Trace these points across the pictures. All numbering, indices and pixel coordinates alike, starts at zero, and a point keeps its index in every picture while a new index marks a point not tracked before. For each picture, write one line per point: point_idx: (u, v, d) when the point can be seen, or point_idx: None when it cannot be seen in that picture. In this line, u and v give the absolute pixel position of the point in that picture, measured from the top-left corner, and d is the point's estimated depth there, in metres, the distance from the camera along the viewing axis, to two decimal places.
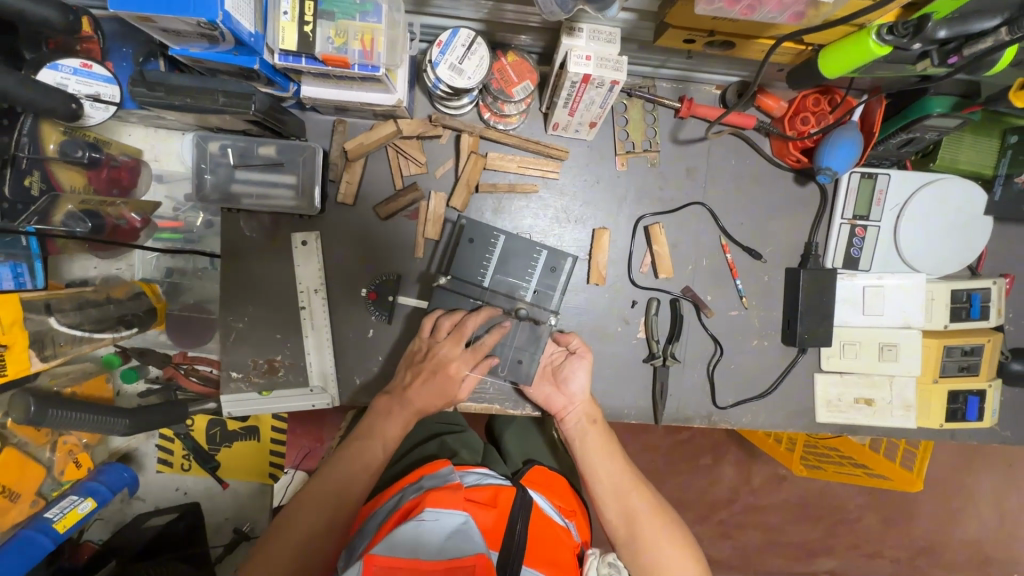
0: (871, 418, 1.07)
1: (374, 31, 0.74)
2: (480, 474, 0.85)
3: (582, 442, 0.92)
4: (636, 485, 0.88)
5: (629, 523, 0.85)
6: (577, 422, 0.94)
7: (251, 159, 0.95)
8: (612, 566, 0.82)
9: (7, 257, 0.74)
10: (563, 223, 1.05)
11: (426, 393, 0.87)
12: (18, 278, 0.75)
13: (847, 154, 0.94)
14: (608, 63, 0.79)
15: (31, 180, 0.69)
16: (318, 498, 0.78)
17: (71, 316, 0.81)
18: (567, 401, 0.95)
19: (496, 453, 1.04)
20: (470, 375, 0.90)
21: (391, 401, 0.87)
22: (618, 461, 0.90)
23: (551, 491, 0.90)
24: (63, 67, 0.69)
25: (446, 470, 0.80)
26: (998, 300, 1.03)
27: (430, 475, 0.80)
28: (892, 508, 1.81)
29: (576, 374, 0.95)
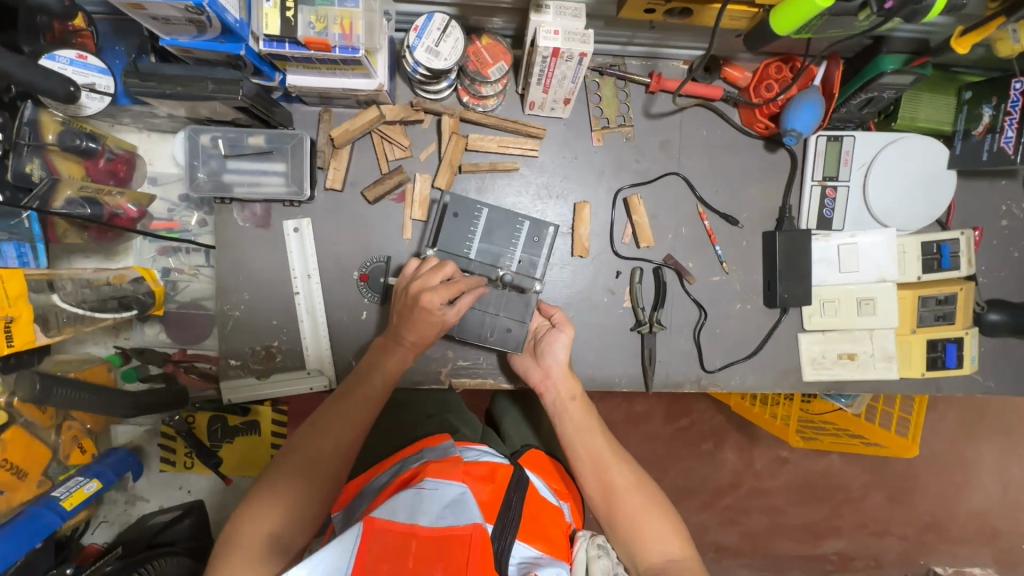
0: (856, 372, 1.11)
1: (352, 15, 0.78)
2: (480, 451, 0.83)
3: (560, 417, 0.92)
4: (615, 457, 0.86)
5: (607, 497, 0.83)
6: (556, 396, 0.94)
7: (241, 148, 0.98)
8: (601, 548, 0.77)
9: (8, 236, 0.78)
10: (545, 199, 1.09)
11: (413, 328, 0.86)
12: (21, 257, 0.79)
13: (811, 114, 0.98)
14: (575, 36, 0.84)
15: (32, 167, 0.73)
16: (320, 434, 0.77)
17: (76, 294, 0.84)
18: (545, 372, 0.96)
19: (495, 435, 1.07)
20: (450, 310, 0.87)
21: (387, 340, 0.89)
22: (596, 435, 0.89)
23: (545, 473, 0.87)
24: (60, 58, 0.73)
25: (447, 443, 0.79)
26: (966, 250, 1.08)
27: (430, 448, 0.78)
28: (893, 480, 1.82)
29: (555, 346, 0.95)
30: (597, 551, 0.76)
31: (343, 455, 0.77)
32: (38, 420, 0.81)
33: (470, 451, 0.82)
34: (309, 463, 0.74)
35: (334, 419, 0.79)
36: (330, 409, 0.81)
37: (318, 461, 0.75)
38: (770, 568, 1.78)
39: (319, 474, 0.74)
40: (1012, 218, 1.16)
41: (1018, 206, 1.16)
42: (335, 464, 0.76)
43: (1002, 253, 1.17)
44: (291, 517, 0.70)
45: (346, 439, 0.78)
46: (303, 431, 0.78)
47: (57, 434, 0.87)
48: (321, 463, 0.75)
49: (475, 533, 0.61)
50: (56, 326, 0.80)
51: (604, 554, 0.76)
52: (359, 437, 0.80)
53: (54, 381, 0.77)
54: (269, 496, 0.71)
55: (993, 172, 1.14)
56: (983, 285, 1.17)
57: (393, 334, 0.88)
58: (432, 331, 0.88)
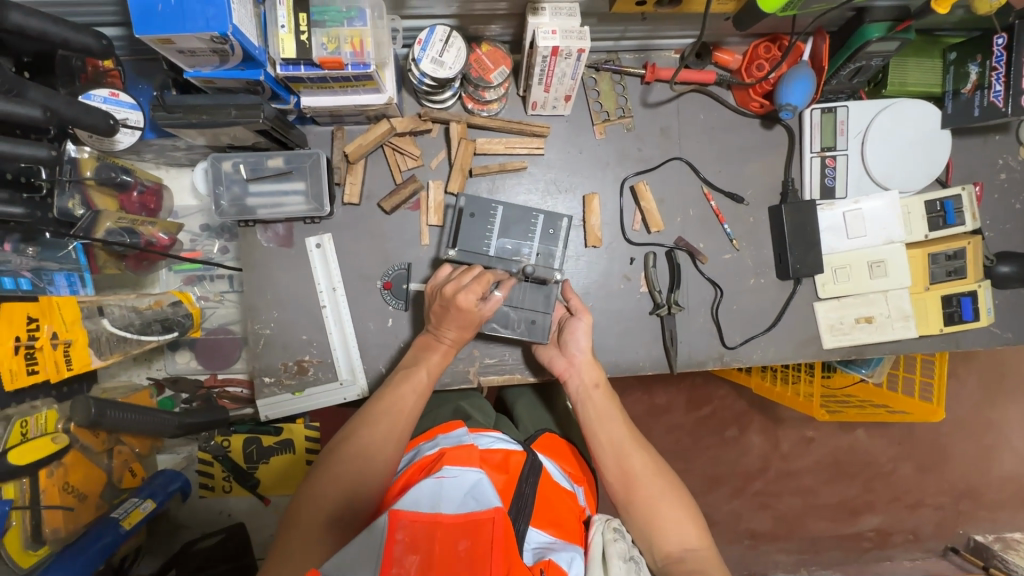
0: (875, 334, 1.13)
1: (361, 33, 0.82)
2: (494, 437, 0.77)
3: (583, 403, 0.93)
4: (636, 445, 0.86)
5: (626, 483, 0.82)
6: (580, 383, 0.95)
7: (262, 171, 1.02)
8: (618, 531, 0.71)
9: (61, 267, 0.84)
10: (554, 194, 1.13)
11: (453, 324, 0.92)
12: (72, 285, 0.86)
13: (803, 90, 1.02)
14: (572, 34, 0.88)
15: (72, 202, 0.79)
16: (371, 417, 0.79)
17: (125, 317, 0.88)
18: (570, 360, 0.98)
19: (509, 420, 1.07)
20: (485, 303, 0.92)
21: (429, 338, 0.95)
22: (618, 422, 0.89)
23: (559, 455, 0.86)
24: (96, 96, 0.79)
25: (460, 431, 0.75)
26: (970, 205, 1.09)
27: (445, 435, 0.76)
28: (924, 448, 1.81)
29: (576, 334, 0.98)
30: (614, 535, 0.70)
31: (394, 442, 0.78)
32: (92, 444, 0.86)
33: (483, 437, 0.78)
34: (361, 448, 0.75)
35: (384, 409, 0.81)
36: (380, 400, 0.83)
37: (370, 447, 0.75)
38: (808, 550, 1.76)
39: (371, 459, 0.74)
40: (1010, 171, 1.19)
41: (1015, 159, 1.18)
42: (387, 449, 0.76)
43: (1005, 206, 1.19)
44: (347, 500, 0.70)
45: (396, 427, 0.79)
46: (355, 421, 0.80)
47: (110, 458, 0.92)
48: (373, 449, 0.75)
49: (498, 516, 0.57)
50: (108, 351, 0.83)
51: (620, 537, 0.70)
52: (408, 426, 0.81)
53: (107, 405, 0.82)
54: (324, 479, 0.72)
55: (985, 128, 1.18)
56: (989, 239, 1.19)
57: (434, 333, 0.94)
58: (469, 328, 0.92)
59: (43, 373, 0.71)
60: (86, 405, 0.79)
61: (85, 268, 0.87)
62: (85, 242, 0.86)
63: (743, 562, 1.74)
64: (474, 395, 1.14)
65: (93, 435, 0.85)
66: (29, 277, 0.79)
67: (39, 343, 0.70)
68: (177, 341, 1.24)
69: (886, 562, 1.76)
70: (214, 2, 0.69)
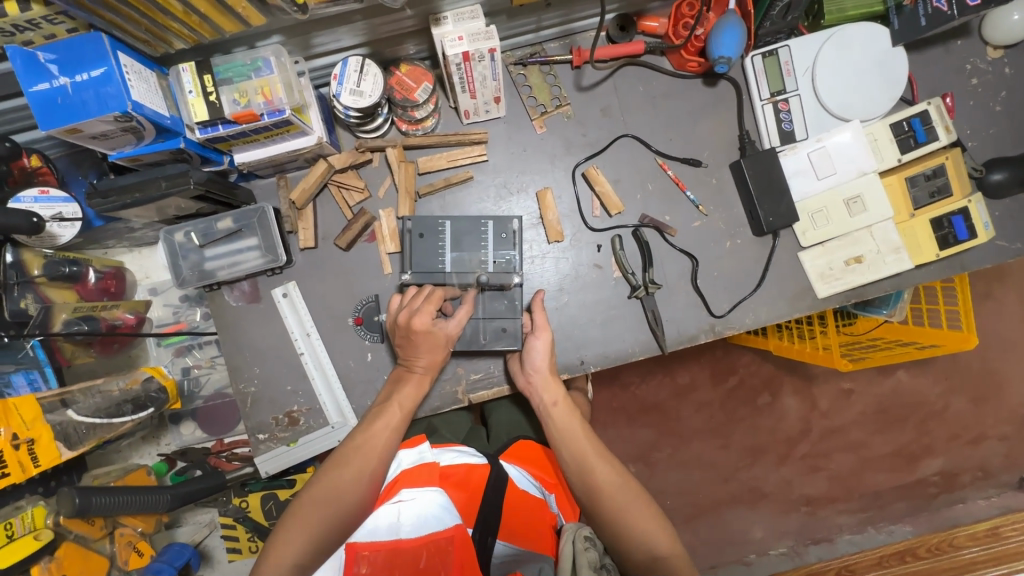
0: (868, 273, 1.07)
1: (269, 82, 0.83)
2: (457, 450, 0.96)
3: (545, 420, 0.94)
4: (599, 458, 0.87)
5: (592, 496, 0.84)
6: (539, 400, 0.96)
7: (214, 234, 1.03)
8: (588, 540, 0.81)
9: (19, 367, 0.90)
10: (507, 197, 1.11)
11: (423, 351, 0.93)
12: (33, 384, 0.90)
13: (733, 37, 0.98)
14: (480, 36, 0.87)
15: (25, 302, 0.87)
16: (346, 460, 0.82)
17: (89, 405, 0.92)
18: (529, 380, 0.98)
19: (481, 432, 1.21)
20: (453, 319, 0.94)
21: (404, 370, 0.96)
22: (580, 437, 0.90)
23: (527, 461, 1.02)
24: (25, 197, 0.82)
25: (422, 447, 0.92)
26: (940, 119, 1.04)
27: (407, 453, 0.92)
28: (972, 380, 1.68)
29: (534, 354, 0.98)
30: (585, 544, 0.80)
31: (365, 483, 0.81)
32: (89, 533, 0.90)
33: (445, 453, 0.95)
34: (330, 491, 0.79)
35: (356, 450, 0.84)
36: (354, 439, 0.86)
37: (340, 490, 0.80)
38: (872, 507, 1.61)
39: (339, 501, 0.79)
40: (981, 74, 1.11)
41: (984, 60, 1.11)
42: (358, 490, 0.80)
43: (984, 111, 1.12)
44: (314, 542, 0.76)
45: (367, 466, 0.82)
46: (328, 462, 0.83)
47: (112, 543, 0.95)
48: (343, 492, 0.80)
49: (456, 535, 0.75)
50: (77, 439, 0.87)
51: (591, 546, 0.80)
52: (381, 463, 0.84)
53: (91, 492, 0.85)
54: (296, 522, 0.77)
55: (944, 36, 1.11)
56: (973, 150, 1.12)
57: (406, 363, 0.95)
58: (439, 349, 0.94)
59: (12, 474, 0.74)
60: (69, 496, 0.83)
61: (44, 364, 0.91)
62: (42, 338, 0.90)
63: (804, 532, 1.60)
64: (456, 415, 1.24)
65: (86, 524, 0.89)
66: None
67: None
68: (178, 414, 1.26)
69: (960, 506, 1.55)
70: (110, 83, 0.71)
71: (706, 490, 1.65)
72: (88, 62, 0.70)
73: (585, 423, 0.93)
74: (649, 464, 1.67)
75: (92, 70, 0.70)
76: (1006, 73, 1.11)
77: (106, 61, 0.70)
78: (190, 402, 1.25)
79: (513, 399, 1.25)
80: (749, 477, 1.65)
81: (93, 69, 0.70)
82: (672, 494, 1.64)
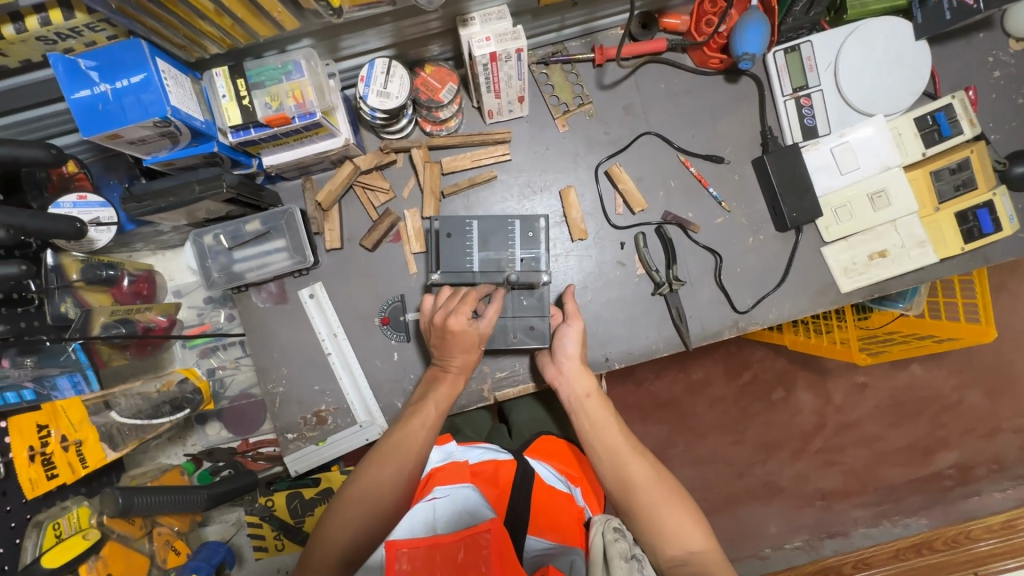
0: (893, 267, 1.07)
1: (300, 85, 0.84)
2: (485, 448, 0.99)
3: (576, 413, 0.95)
4: (632, 453, 0.88)
5: (623, 488, 0.85)
6: (571, 392, 0.97)
7: (242, 237, 1.04)
8: (617, 531, 0.83)
9: (63, 370, 0.90)
10: (530, 195, 1.12)
11: (456, 350, 0.94)
12: (77, 385, 0.92)
13: (757, 34, 0.98)
14: (507, 36, 0.87)
15: (65, 306, 0.88)
16: (383, 460, 0.83)
17: (130, 408, 0.96)
18: (559, 368, 0.99)
19: (504, 430, 1.21)
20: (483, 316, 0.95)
21: (435, 370, 0.98)
22: (613, 430, 0.91)
23: (552, 456, 1.03)
24: (65, 203, 0.82)
25: (451, 446, 0.95)
26: (964, 112, 1.04)
27: (437, 452, 0.95)
28: (991, 373, 1.68)
29: (565, 340, 1.00)
30: (614, 535, 0.81)
31: (403, 484, 0.82)
32: (130, 532, 0.90)
33: (473, 451, 0.98)
34: (370, 490, 0.80)
35: (393, 450, 0.84)
36: (391, 438, 0.86)
37: (378, 489, 0.81)
38: (886, 501, 1.59)
39: (378, 500, 0.80)
40: (1003, 67, 1.11)
41: (1006, 53, 1.11)
42: (396, 490, 0.81)
43: (1006, 104, 1.12)
44: (357, 540, 0.78)
45: (404, 467, 0.83)
46: (367, 459, 0.85)
47: (150, 542, 0.95)
48: (382, 491, 0.81)
49: (493, 528, 0.73)
50: (121, 440, 0.93)
51: (621, 537, 0.81)
52: (417, 464, 0.84)
53: (133, 492, 0.86)
54: (338, 521, 0.79)
55: (966, 29, 1.11)
56: (996, 144, 1.12)
57: (442, 364, 0.97)
58: (470, 349, 0.95)
59: (62, 474, 0.77)
60: (112, 496, 0.84)
61: (85, 367, 0.93)
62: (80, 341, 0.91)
63: (819, 526, 1.58)
64: (478, 414, 1.25)
65: (128, 523, 0.90)
66: (33, 386, 0.85)
67: (51, 448, 0.76)
68: (205, 414, 1.27)
69: (975, 499, 1.53)
70: (149, 89, 0.71)
71: (724, 486, 1.65)
72: (127, 68, 0.71)
73: (616, 417, 0.94)
74: (666, 459, 1.68)
75: (131, 76, 0.71)
76: None
77: (145, 67, 0.71)
78: (216, 402, 1.26)
79: (535, 397, 1.26)
80: (765, 472, 1.66)
81: (132, 75, 0.71)
82: (689, 488, 1.65)
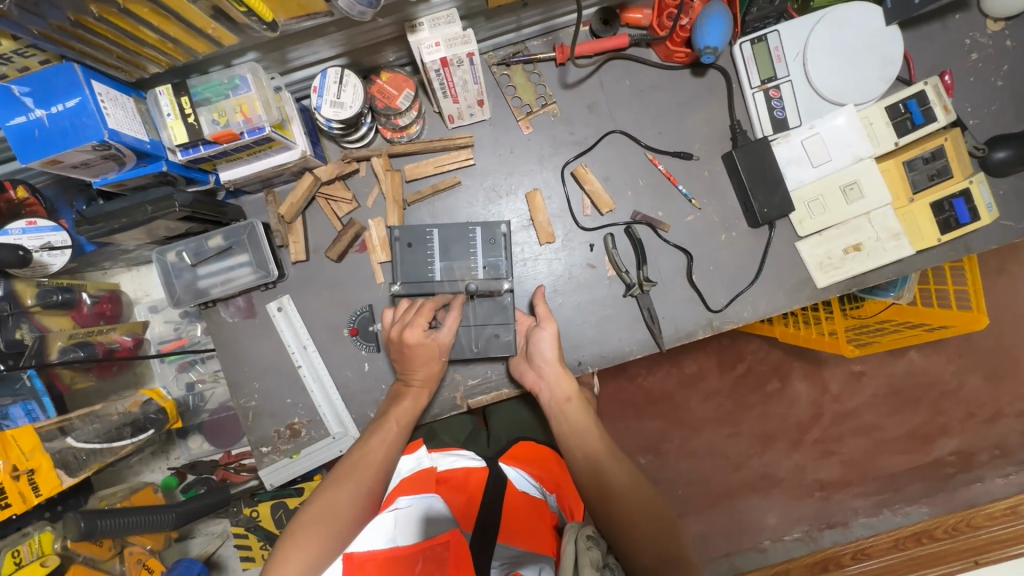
0: (868, 261, 1.05)
1: (247, 99, 0.82)
2: (455, 455, 0.96)
3: (557, 417, 0.96)
4: (612, 461, 0.87)
5: (602, 497, 0.83)
6: (551, 397, 0.97)
7: (205, 253, 1.04)
8: (591, 539, 0.78)
9: (16, 399, 0.91)
10: (496, 199, 1.10)
11: (418, 364, 0.94)
12: (30, 413, 0.91)
13: (719, 27, 0.95)
14: (457, 40, 0.85)
15: (21, 332, 0.89)
16: (343, 478, 0.83)
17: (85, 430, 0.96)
18: (539, 372, 0.99)
19: (482, 436, 1.21)
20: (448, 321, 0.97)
21: (402, 383, 0.97)
22: (594, 439, 0.91)
23: (525, 461, 1.01)
24: (13, 230, 0.82)
25: (421, 452, 0.91)
26: (937, 99, 1.01)
27: (406, 459, 0.91)
28: (995, 359, 1.61)
29: (539, 344, 0.98)
30: (587, 543, 0.76)
31: (361, 501, 0.82)
32: (98, 555, 0.94)
33: (444, 458, 0.95)
34: (327, 508, 0.79)
35: (352, 467, 0.84)
36: (350, 457, 0.86)
37: (335, 508, 0.79)
38: (887, 489, 1.56)
39: (337, 519, 0.79)
40: (981, 49, 1.07)
41: (984, 34, 1.07)
42: (354, 509, 0.81)
43: (986, 86, 1.08)
44: (319, 555, 0.76)
45: (362, 484, 0.83)
46: (326, 479, 0.84)
47: (121, 562, 0.98)
48: (340, 509, 0.80)
49: (451, 540, 0.72)
50: (77, 466, 0.92)
51: (593, 545, 0.76)
52: (376, 481, 0.85)
53: (96, 514, 0.87)
54: (294, 539, 0.76)
55: (941, 10, 1.07)
56: (975, 129, 1.08)
57: (404, 379, 0.97)
58: (433, 360, 0.95)
59: (13, 505, 0.78)
60: (74, 521, 0.84)
61: (42, 393, 0.92)
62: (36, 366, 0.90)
63: (819, 516, 1.56)
64: (457, 419, 1.24)
65: (95, 547, 0.93)
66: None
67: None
68: (185, 429, 1.28)
69: (978, 485, 1.52)
70: (85, 113, 0.71)
71: (718, 479, 1.61)
72: (62, 92, 0.70)
73: (596, 424, 0.95)
74: (659, 455, 1.65)
75: (67, 100, 0.70)
76: (1008, 45, 1.07)
77: (80, 91, 0.70)
78: (196, 416, 1.27)
79: (514, 401, 1.25)
80: (761, 464, 1.62)
81: (68, 99, 0.70)
82: (678, 485, 1.63)
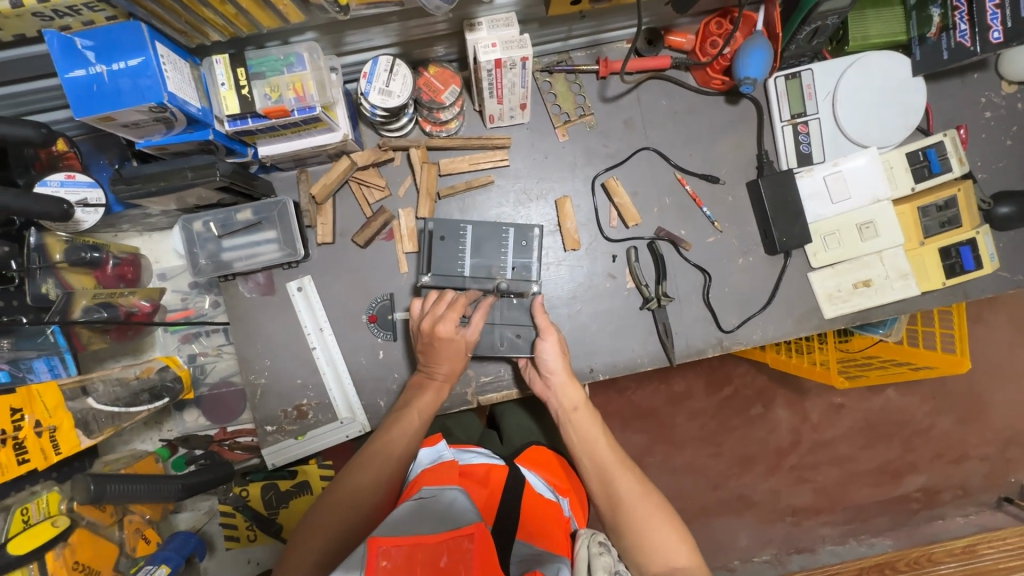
0: (877, 297, 1.09)
1: (301, 78, 0.83)
2: (475, 451, 0.97)
3: (565, 427, 0.95)
4: (622, 470, 0.87)
5: (613, 505, 0.84)
6: (559, 405, 0.97)
7: (232, 225, 1.04)
8: (603, 544, 0.77)
9: (40, 353, 0.92)
10: (526, 203, 1.12)
11: (442, 358, 0.96)
12: (53, 368, 0.93)
13: (760, 59, 0.98)
14: (513, 44, 0.85)
15: (47, 286, 0.89)
16: (361, 468, 0.84)
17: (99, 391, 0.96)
18: (547, 383, 1.00)
19: (494, 436, 1.21)
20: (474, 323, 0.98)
21: (422, 376, 0.99)
22: (602, 446, 0.90)
23: (539, 465, 1.00)
24: (51, 181, 0.83)
25: (440, 445, 0.87)
26: (954, 150, 1.07)
27: (428, 450, 0.88)
28: (970, 402, 1.68)
29: (544, 356, 1.00)
30: (599, 548, 0.76)
31: (382, 488, 0.82)
32: (99, 519, 0.92)
33: (465, 454, 0.96)
34: (352, 494, 0.81)
35: (372, 456, 0.85)
36: (371, 446, 0.87)
37: (356, 493, 0.81)
38: (856, 519, 1.63)
39: (358, 504, 0.80)
40: (995, 108, 1.14)
41: (999, 94, 1.14)
42: (375, 494, 0.81)
43: (995, 144, 1.14)
44: (334, 547, 0.76)
45: (383, 473, 0.84)
46: (346, 468, 0.85)
47: (122, 529, 0.97)
48: (360, 493, 0.81)
49: (477, 531, 0.65)
50: (96, 427, 0.94)
51: (605, 550, 0.76)
52: (397, 471, 0.85)
53: (106, 479, 0.87)
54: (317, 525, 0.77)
55: (963, 68, 1.13)
56: (983, 182, 1.14)
57: (427, 371, 0.98)
58: (456, 356, 0.97)
59: (33, 459, 0.81)
60: (84, 482, 0.86)
61: (64, 350, 0.94)
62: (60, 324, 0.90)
63: (788, 540, 1.62)
64: (466, 416, 1.26)
65: (98, 510, 0.91)
66: (9, 368, 0.87)
67: (23, 433, 0.79)
68: (183, 401, 1.25)
69: (938, 522, 1.61)
70: (146, 73, 0.71)
71: (700, 498, 1.64)
72: (125, 50, 0.70)
73: (606, 432, 0.94)
74: (644, 467, 1.66)
75: (129, 59, 0.70)
76: (1018, 108, 1.14)
77: (144, 50, 0.70)
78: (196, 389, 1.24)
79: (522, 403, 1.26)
80: (738, 485, 1.65)
81: (130, 58, 0.70)
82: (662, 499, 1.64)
